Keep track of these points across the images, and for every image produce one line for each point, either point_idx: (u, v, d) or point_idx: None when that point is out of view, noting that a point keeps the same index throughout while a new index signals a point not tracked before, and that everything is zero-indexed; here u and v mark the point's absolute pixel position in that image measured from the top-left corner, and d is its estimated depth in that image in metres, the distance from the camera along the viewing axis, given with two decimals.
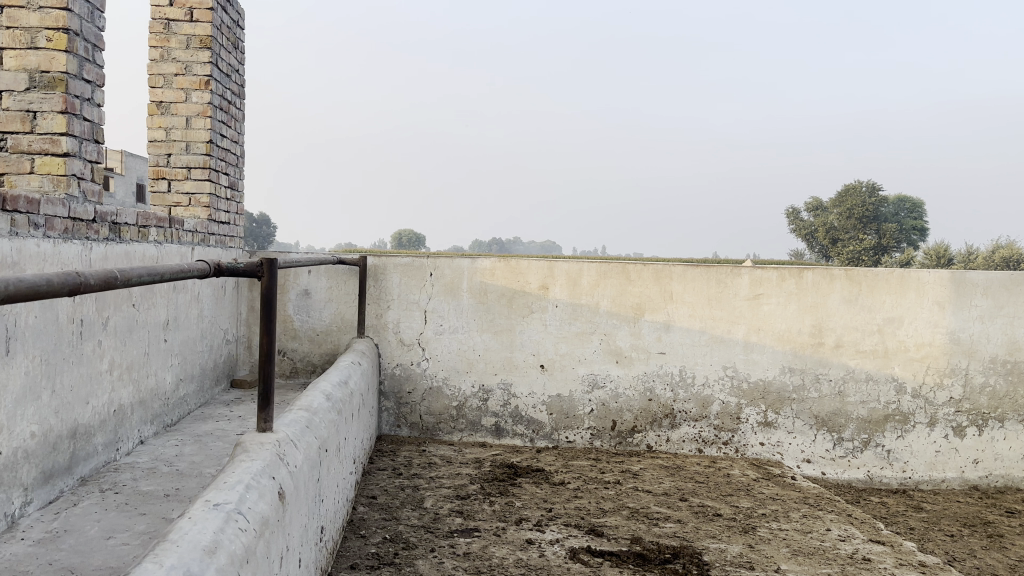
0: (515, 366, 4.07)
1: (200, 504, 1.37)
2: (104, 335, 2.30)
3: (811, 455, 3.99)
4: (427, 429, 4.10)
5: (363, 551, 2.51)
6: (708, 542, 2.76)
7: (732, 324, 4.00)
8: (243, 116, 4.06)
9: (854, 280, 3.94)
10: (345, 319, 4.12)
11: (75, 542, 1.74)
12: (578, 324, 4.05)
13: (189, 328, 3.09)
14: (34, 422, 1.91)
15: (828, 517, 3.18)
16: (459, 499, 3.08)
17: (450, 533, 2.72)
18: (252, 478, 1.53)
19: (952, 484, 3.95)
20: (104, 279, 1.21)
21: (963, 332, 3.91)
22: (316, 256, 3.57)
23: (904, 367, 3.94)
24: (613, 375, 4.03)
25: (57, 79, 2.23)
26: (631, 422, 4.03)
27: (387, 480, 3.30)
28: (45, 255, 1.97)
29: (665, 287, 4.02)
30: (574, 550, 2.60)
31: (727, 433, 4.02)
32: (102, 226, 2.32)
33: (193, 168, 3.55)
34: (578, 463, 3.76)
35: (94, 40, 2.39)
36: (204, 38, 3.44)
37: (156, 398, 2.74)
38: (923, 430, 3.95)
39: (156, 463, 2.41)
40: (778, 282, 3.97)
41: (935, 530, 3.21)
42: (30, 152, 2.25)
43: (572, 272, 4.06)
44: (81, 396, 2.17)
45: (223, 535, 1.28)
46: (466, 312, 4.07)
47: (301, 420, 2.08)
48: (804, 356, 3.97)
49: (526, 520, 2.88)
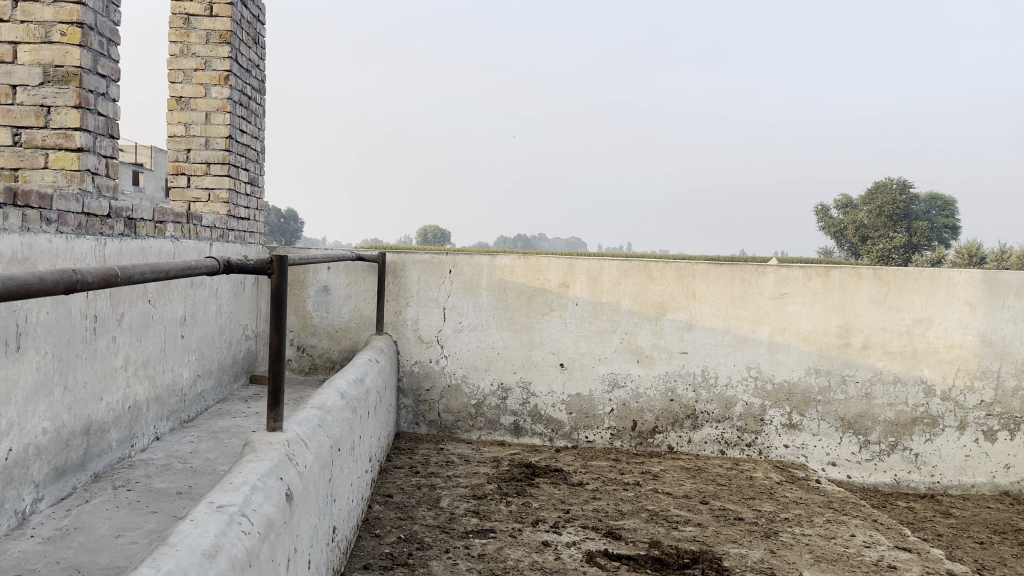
0: (534, 364, 4.01)
1: (203, 506, 1.35)
2: (119, 331, 2.30)
3: (836, 458, 3.88)
4: (445, 426, 4.06)
5: (377, 550, 2.48)
6: (728, 547, 2.69)
7: (756, 324, 3.90)
8: (263, 112, 4.06)
9: (883, 279, 3.81)
10: (363, 316, 4.10)
11: (84, 541, 1.73)
12: (599, 323, 3.98)
13: (207, 324, 3.09)
14: (47, 419, 1.91)
15: (854, 522, 3.08)
16: (475, 499, 3.04)
17: (465, 533, 2.68)
18: (258, 479, 1.50)
19: (982, 490, 3.80)
20: (104, 276, 1.19)
21: (995, 334, 3.77)
22: (333, 252, 3.56)
23: (933, 369, 3.81)
24: (634, 375, 3.96)
25: (71, 72, 2.23)
26: (651, 422, 3.96)
27: (403, 478, 3.27)
28: (58, 251, 1.96)
29: (688, 285, 3.94)
30: (591, 553, 2.55)
31: (750, 435, 3.92)
32: (117, 221, 2.32)
33: (212, 164, 3.55)
34: (597, 463, 3.70)
35: (109, 34, 2.39)
36: (224, 33, 3.44)
37: (173, 394, 2.74)
38: (952, 434, 3.82)
39: (170, 460, 2.41)
40: (804, 282, 3.86)
41: (965, 537, 3.09)
42: (44, 147, 2.25)
43: (593, 270, 3.99)
44: (95, 393, 2.17)
45: (225, 538, 1.25)
46: (485, 310, 4.02)
47: (313, 419, 2.05)
48: (830, 357, 3.86)
49: (543, 521, 2.83)
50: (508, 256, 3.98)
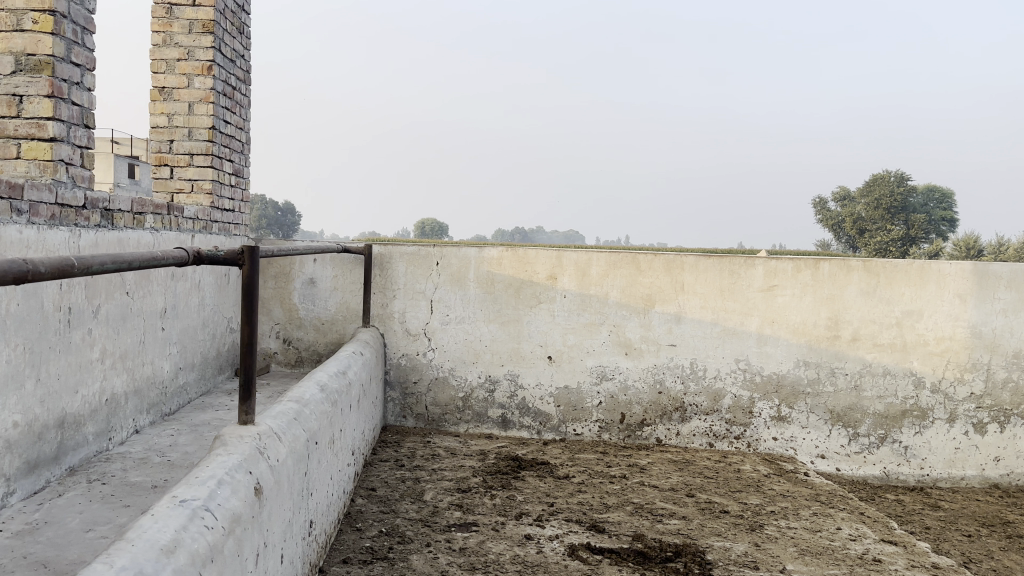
0: (522, 357, 4.00)
1: (166, 500, 1.33)
2: (96, 323, 2.28)
3: (825, 450, 3.87)
4: (433, 419, 4.05)
5: (357, 544, 2.47)
6: (713, 540, 2.68)
7: (745, 316, 3.88)
8: (248, 103, 4.02)
9: (872, 271, 3.80)
10: (350, 308, 4.07)
11: (53, 535, 1.71)
12: (587, 315, 3.96)
13: (190, 316, 3.06)
14: (18, 412, 1.89)
15: (840, 516, 3.07)
16: (459, 492, 3.03)
17: (447, 527, 2.66)
18: (225, 474, 1.48)
19: (972, 483, 3.80)
20: (59, 266, 1.16)
21: (985, 326, 3.76)
22: (319, 244, 3.53)
23: (922, 361, 3.80)
24: (622, 368, 3.94)
25: (44, 61, 2.19)
26: (640, 415, 3.94)
27: (388, 471, 3.25)
28: (29, 242, 1.94)
29: (677, 277, 3.91)
30: (573, 547, 2.53)
31: (739, 428, 3.91)
32: (93, 212, 2.29)
33: (195, 155, 3.51)
34: (585, 456, 3.68)
35: (84, 23, 2.35)
36: (207, 22, 3.39)
37: (152, 387, 2.71)
38: (942, 426, 3.81)
39: (148, 454, 2.39)
40: (793, 274, 3.85)
41: (952, 530, 3.08)
42: (17, 137, 2.21)
43: (581, 262, 3.97)
44: (69, 386, 2.14)
45: (186, 533, 1.23)
46: (473, 302, 4.00)
47: (289, 412, 2.03)
48: (819, 350, 3.85)
49: (527, 514, 2.81)
50: (496, 248, 3.95)
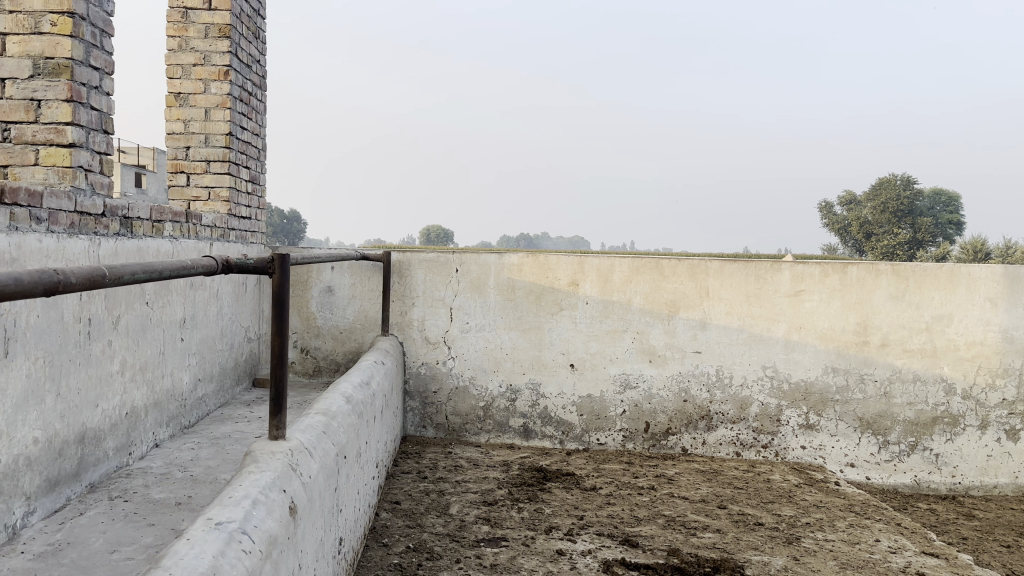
0: (544, 365, 3.91)
1: (201, 523, 1.26)
2: (115, 335, 2.21)
3: (855, 459, 3.77)
4: (453, 430, 3.97)
5: (385, 561, 2.39)
6: (750, 554, 2.59)
7: (772, 322, 3.79)
8: (263, 108, 3.96)
9: (901, 275, 3.71)
10: (368, 316, 4.00)
11: (77, 557, 1.64)
12: (610, 322, 3.87)
13: (208, 326, 2.99)
14: (37, 428, 1.82)
15: (877, 527, 2.97)
16: (486, 506, 2.94)
17: (476, 542, 2.58)
18: (260, 493, 1.41)
19: (1005, 491, 3.69)
20: (89, 276, 1.08)
21: (1017, 331, 3.67)
22: (337, 251, 3.46)
23: (953, 367, 3.70)
24: (646, 375, 3.86)
25: (62, 64, 2.14)
26: (664, 424, 3.85)
27: (411, 484, 3.17)
28: (49, 251, 1.87)
29: (701, 283, 3.83)
30: (608, 562, 2.45)
31: (766, 436, 3.81)
32: (112, 220, 2.23)
33: (212, 162, 3.45)
34: (610, 467, 3.59)
35: (102, 25, 2.30)
36: (223, 27, 3.35)
37: (172, 399, 2.65)
38: (974, 434, 3.71)
39: (170, 469, 2.31)
40: (821, 278, 3.75)
41: (992, 541, 2.98)
42: (35, 143, 2.16)
43: (603, 268, 3.89)
44: (90, 400, 2.07)
45: (224, 559, 1.15)
46: (493, 309, 3.92)
47: (318, 426, 1.95)
48: (848, 356, 3.75)
49: (557, 529, 2.73)
50: (516, 254, 3.87)
